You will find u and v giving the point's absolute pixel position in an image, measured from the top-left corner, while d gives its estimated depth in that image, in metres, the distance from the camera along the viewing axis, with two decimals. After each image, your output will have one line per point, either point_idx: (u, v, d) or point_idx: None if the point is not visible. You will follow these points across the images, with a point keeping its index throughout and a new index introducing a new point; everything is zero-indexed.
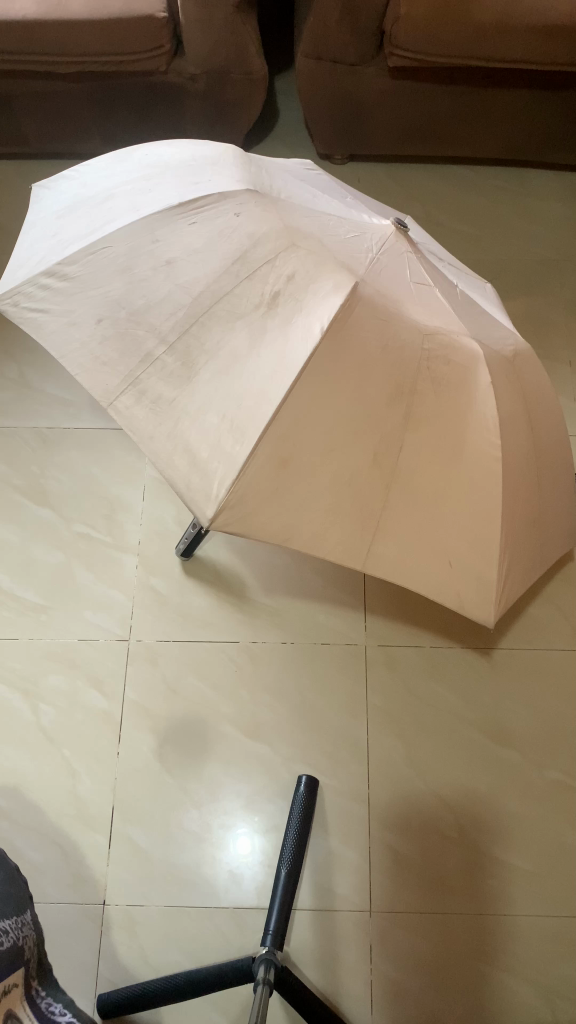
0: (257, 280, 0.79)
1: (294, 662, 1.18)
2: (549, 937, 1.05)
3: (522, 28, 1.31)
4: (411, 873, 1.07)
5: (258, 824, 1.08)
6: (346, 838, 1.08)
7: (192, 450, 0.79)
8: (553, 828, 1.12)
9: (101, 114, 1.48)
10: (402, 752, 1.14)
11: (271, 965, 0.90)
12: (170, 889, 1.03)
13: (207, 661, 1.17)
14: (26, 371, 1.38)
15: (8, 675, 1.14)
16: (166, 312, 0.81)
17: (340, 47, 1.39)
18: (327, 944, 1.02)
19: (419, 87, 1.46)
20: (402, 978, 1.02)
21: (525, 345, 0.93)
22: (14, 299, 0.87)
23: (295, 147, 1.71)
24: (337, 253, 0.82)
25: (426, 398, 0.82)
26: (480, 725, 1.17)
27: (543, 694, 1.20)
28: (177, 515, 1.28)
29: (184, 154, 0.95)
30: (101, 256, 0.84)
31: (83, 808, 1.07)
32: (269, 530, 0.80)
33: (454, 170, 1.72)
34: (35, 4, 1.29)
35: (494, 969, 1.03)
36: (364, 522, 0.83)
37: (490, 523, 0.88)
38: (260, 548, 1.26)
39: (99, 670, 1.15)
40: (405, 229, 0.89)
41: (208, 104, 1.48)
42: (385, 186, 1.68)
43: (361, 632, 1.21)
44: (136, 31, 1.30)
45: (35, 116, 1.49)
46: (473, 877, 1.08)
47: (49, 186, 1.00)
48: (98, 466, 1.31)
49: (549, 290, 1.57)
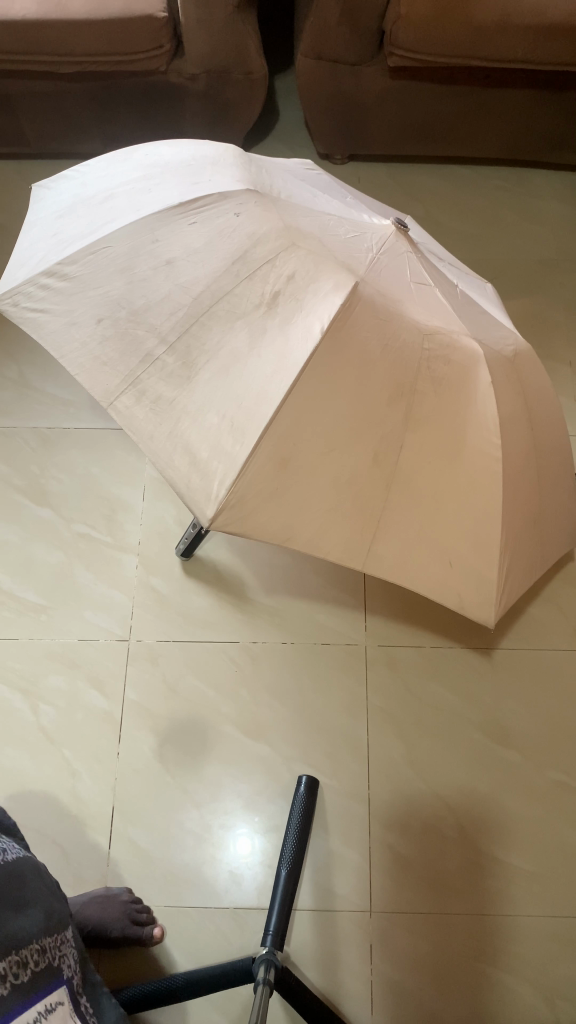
0: (257, 280, 0.79)
1: (294, 662, 1.18)
2: (549, 937, 1.05)
3: (524, 28, 1.31)
4: (410, 873, 1.07)
5: (258, 824, 1.08)
6: (346, 838, 1.08)
7: (192, 450, 0.79)
8: (552, 827, 1.11)
9: (101, 114, 1.48)
10: (402, 752, 1.14)
11: (271, 965, 0.90)
12: (171, 891, 1.03)
13: (207, 661, 1.17)
14: (25, 371, 1.38)
15: (8, 675, 1.14)
16: (166, 312, 0.81)
17: (340, 47, 1.38)
18: (328, 944, 1.02)
19: (419, 87, 1.46)
20: (402, 977, 1.02)
21: (525, 345, 0.92)
22: (13, 299, 0.87)
23: (295, 147, 1.71)
24: (337, 253, 0.82)
25: (426, 398, 0.82)
26: (480, 725, 1.17)
27: (543, 694, 1.20)
28: (176, 515, 1.28)
29: (184, 154, 0.95)
30: (100, 255, 0.84)
31: (84, 808, 1.07)
32: (269, 530, 0.80)
33: (454, 170, 1.72)
34: (36, 4, 1.29)
35: (494, 969, 1.03)
36: (364, 522, 0.83)
37: (490, 523, 0.88)
38: (260, 548, 1.26)
39: (99, 670, 1.15)
40: (405, 229, 0.89)
41: (208, 104, 1.48)
42: (385, 185, 1.68)
43: (361, 632, 1.21)
44: (137, 32, 1.30)
45: (34, 116, 1.49)
46: (473, 877, 1.08)
47: (48, 186, 1.00)
48: (98, 466, 1.31)
49: (549, 291, 1.57)
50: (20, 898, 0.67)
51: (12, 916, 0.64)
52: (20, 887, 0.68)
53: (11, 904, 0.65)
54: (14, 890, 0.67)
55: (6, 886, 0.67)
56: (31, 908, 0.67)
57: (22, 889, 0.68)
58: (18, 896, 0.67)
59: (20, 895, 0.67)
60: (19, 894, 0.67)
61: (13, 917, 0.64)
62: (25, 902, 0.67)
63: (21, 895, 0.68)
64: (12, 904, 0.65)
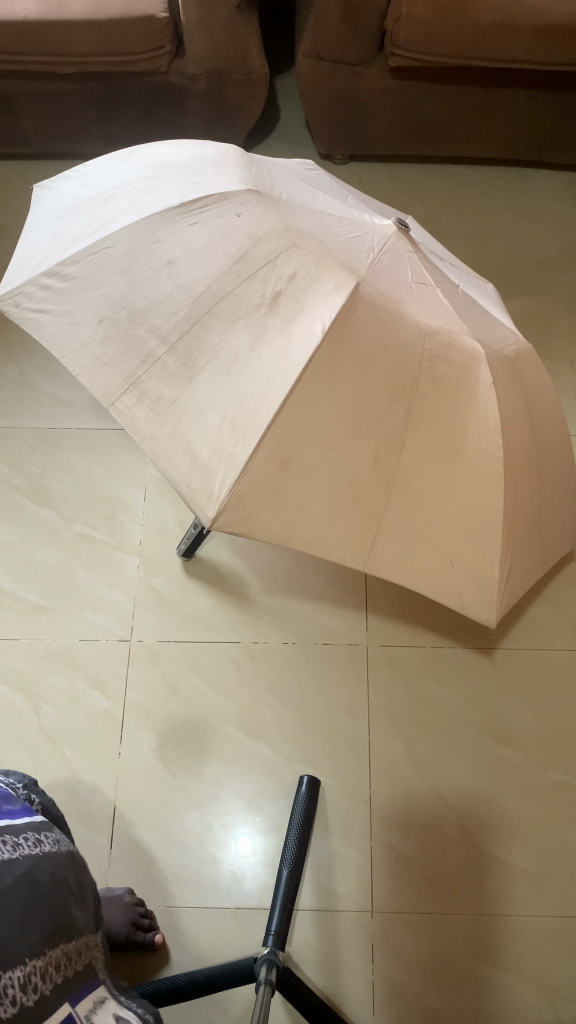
0: (258, 280, 0.79)
1: (295, 662, 1.18)
2: (550, 937, 1.05)
3: (525, 27, 1.31)
4: (411, 873, 1.07)
5: (259, 824, 1.08)
6: (347, 838, 1.08)
7: (193, 450, 0.79)
8: (553, 828, 1.11)
9: (101, 115, 1.48)
10: (402, 752, 1.14)
11: (273, 965, 0.90)
12: (174, 891, 1.03)
13: (208, 661, 1.17)
14: (26, 371, 1.38)
15: (9, 675, 1.14)
16: (166, 312, 0.81)
17: (341, 47, 1.38)
18: (329, 944, 1.02)
19: (419, 87, 1.46)
20: (403, 978, 1.02)
21: (526, 345, 0.92)
22: (14, 300, 0.87)
23: (295, 147, 1.71)
24: (338, 253, 0.82)
25: (427, 398, 0.82)
26: (480, 725, 1.17)
27: (544, 695, 1.20)
28: (177, 515, 1.28)
29: (185, 154, 0.95)
30: (101, 255, 0.84)
31: (86, 807, 1.07)
32: (270, 530, 0.80)
33: (454, 170, 1.72)
34: (36, 4, 1.29)
35: (495, 969, 1.03)
36: (365, 522, 0.83)
37: (491, 523, 0.88)
38: (260, 548, 1.26)
39: (99, 670, 1.15)
40: (406, 229, 0.89)
41: (209, 104, 1.48)
42: (385, 185, 1.68)
43: (362, 632, 1.21)
44: (137, 32, 1.30)
45: (35, 116, 1.49)
46: (474, 878, 1.08)
47: (49, 186, 1.00)
48: (99, 466, 1.31)
49: (549, 290, 1.57)
50: (81, 889, 0.61)
51: (73, 904, 0.58)
52: (80, 873, 0.62)
53: (73, 893, 0.59)
54: (75, 876, 0.61)
55: (70, 870, 0.60)
56: (86, 900, 0.61)
57: (81, 877, 0.62)
58: (79, 883, 0.61)
59: (79, 882, 0.61)
60: (79, 880, 0.61)
61: (74, 906, 0.58)
62: (83, 892, 0.61)
63: (80, 882, 0.61)
64: (73, 890, 0.59)
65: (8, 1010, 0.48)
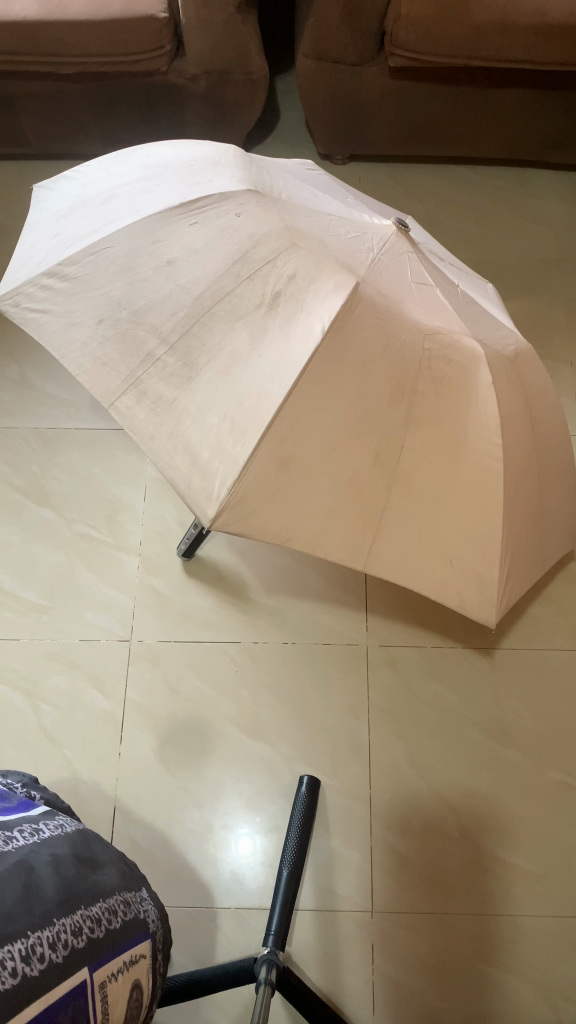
0: (258, 280, 0.79)
1: (295, 663, 1.18)
2: (549, 937, 1.05)
3: (524, 27, 1.31)
4: (412, 874, 1.07)
5: (259, 824, 1.08)
6: (347, 838, 1.08)
7: (193, 450, 0.79)
8: (554, 828, 1.11)
9: (102, 114, 1.48)
10: (403, 753, 1.14)
11: (273, 964, 0.90)
12: (174, 891, 1.03)
13: (208, 661, 1.17)
14: (26, 371, 1.38)
15: (9, 675, 1.14)
16: (167, 312, 0.81)
17: (341, 48, 1.38)
18: (329, 944, 1.02)
19: (419, 87, 1.46)
20: (404, 978, 1.02)
21: (526, 345, 0.92)
22: (14, 299, 0.87)
23: (294, 147, 1.71)
24: (338, 253, 0.82)
25: (426, 398, 0.82)
26: (481, 726, 1.17)
27: (544, 694, 1.20)
28: (177, 515, 1.28)
29: (185, 154, 0.95)
30: (100, 255, 0.84)
31: (86, 807, 1.07)
32: (269, 530, 0.79)
33: (454, 170, 1.72)
34: (37, 4, 1.29)
35: (496, 969, 1.03)
36: (365, 522, 0.83)
37: (490, 523, 0.88)
38: (260, 547, 1.26)
39: (100, 670, 1.15)
40: (405, 229, 0.89)
41: (209, 104, 1.48)
42: (384, 185, 1.68)
43: (361, 632, 1.21)
44: (137, 32, 1.30)
45: (35, 117, 1.49)
46: (474, 878, 1.08)
47: (49, 186, 1.00)
48: (99, 465, 1.31)
49: (549, 290, 1.57)
50: (95, 857, 0.59)
51: (88, 872, 0.56)
52: (92, 846, 0.61)
53: (86, 863, 0.57)
54: (84, 850, 0.59)
55: (76, 846, 0.59)
56: (105, 867, 0.60)
57: (96, 848, 0.61)
58: (90, 855, 0.59)
59: (93, 854, 0.60)
60: (90, 853, 0.60)
61: (89, 874, 0.57)
62: (99, 862, 0.59)
63: (94, 853, 0.60)
64: (84, 861, 0.58)
65: (8, 982, 0.43)
